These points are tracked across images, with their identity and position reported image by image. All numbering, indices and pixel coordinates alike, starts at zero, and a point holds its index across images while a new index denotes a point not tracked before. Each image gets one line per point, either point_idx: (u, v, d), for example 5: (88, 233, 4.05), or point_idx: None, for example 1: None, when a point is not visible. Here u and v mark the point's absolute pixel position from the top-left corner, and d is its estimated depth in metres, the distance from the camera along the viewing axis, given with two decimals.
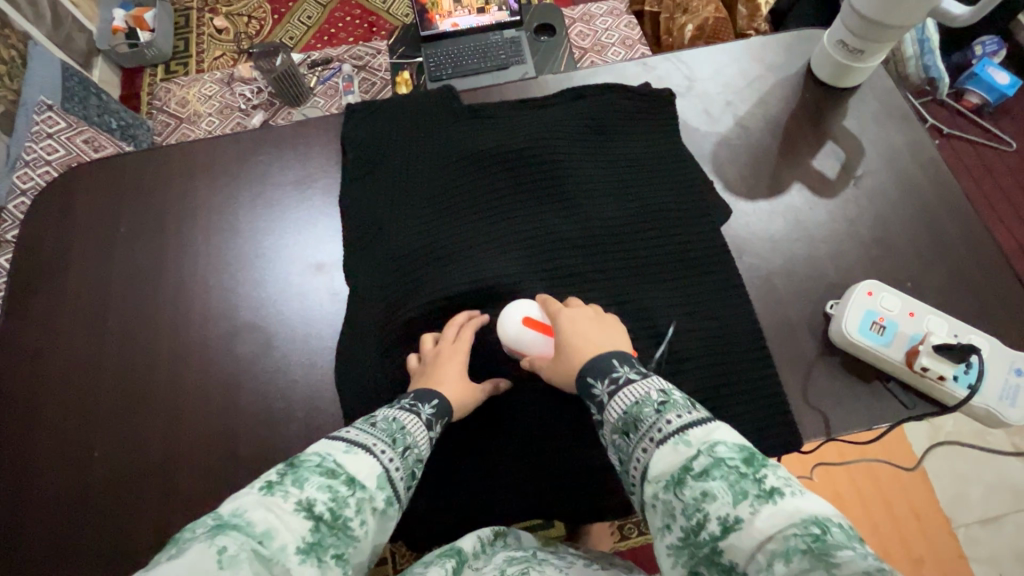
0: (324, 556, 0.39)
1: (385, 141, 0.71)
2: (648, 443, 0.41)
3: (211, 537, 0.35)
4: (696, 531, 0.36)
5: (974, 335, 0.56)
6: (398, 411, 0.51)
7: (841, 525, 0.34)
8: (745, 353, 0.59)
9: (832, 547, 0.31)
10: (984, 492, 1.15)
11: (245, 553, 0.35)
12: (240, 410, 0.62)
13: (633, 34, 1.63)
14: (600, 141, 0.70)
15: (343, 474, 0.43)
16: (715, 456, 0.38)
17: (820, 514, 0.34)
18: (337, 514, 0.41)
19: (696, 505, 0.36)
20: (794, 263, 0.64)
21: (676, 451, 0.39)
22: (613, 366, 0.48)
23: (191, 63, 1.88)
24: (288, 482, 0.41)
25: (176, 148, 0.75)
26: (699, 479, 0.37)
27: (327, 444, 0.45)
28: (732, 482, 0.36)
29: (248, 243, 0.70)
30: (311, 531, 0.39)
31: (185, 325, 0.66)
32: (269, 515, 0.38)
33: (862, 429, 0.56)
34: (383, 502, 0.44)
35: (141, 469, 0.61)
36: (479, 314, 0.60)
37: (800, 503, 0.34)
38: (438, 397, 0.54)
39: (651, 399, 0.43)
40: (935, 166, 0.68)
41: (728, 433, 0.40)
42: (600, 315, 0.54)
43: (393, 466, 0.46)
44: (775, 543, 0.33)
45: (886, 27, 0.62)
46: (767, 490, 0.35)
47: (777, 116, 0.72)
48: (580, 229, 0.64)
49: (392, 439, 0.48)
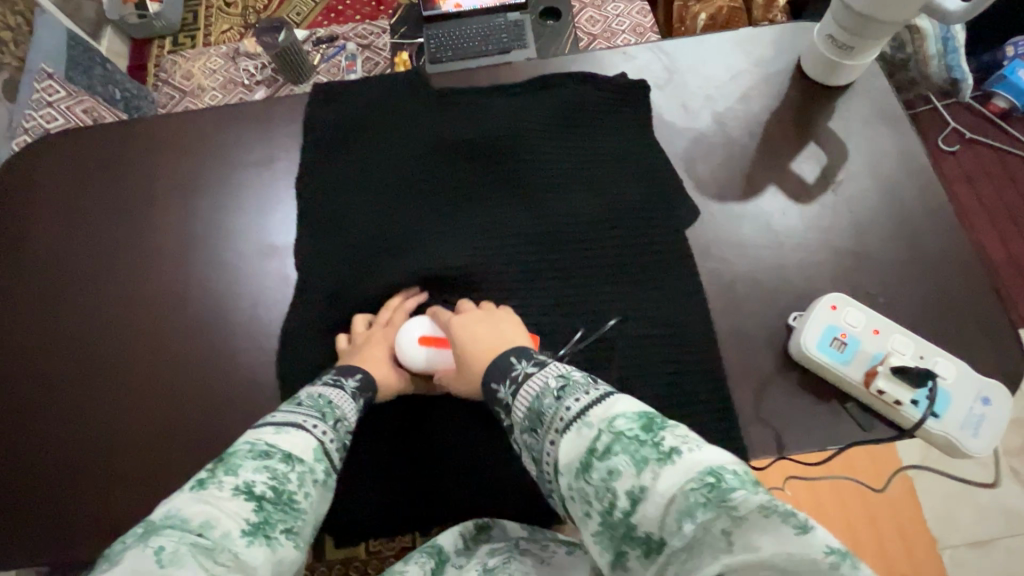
0: (273, 533, 0.38)
1: (347, 124, 0.69)
2: (554, 434, 0.39)
3: (144, 541, 0.34)
4: (610, 511, 0.34)
5: (940, 359, 0.52)
6: (324, 388, 0.52)
7: (737, 469, 0.33)
8: (697, 363, 0.56)
9: (727, 492, 0.30)
10: (972, 514, 1.12)
11: (185, 548, 0.33)
12: (184, 392, 0.61)
13: (644, 21, 1.57)
14: (567, 133, 0.67)
15: (278, 452, 0.43)
16: (614, 430, 0.36)
17: (716, 463, 0.33)
18: (279, 491, 0.40)
19: (606, 485, 0.34)
20: (759, 271, 0.61)
21: (579, 436, 0.37)
22: (511, 365, 0.48)
23: (199, 36, 1.87)
24: (220, 474, 0.40)
25: (141, 122, 0.74)
26: (602, 458, 0.35)
27: (253, 431, 0.44)
28: (633, 453, 0.34)
29: (202, 222, 0.69)
30: (255, 511, 0.38)
31: (135, 302, 0.66)
32: (205, 506, 0.37)
33: (815, 450, 0.53)
34: (323, 472, 0.45)
35: (82, 445, 0.61)
36: (417, 292, 0.60)
37: (697, 456, 0.33)
38: (361, 371, 0.55)
39: (551, 387, 0.43)
40: (924, 175, 0.64)
41: (626, 403, 0.38)
42: (489, 309, 0.55)
43: (327, 438, 0.47)
44: (676, 503, 0.31)
45: (875, 20, 0.58)
46: (665, 452, 0.34)
47: (757, 114, 0.68)
48: (537, 224, 0.61)
49: (321, 413, 0.49)
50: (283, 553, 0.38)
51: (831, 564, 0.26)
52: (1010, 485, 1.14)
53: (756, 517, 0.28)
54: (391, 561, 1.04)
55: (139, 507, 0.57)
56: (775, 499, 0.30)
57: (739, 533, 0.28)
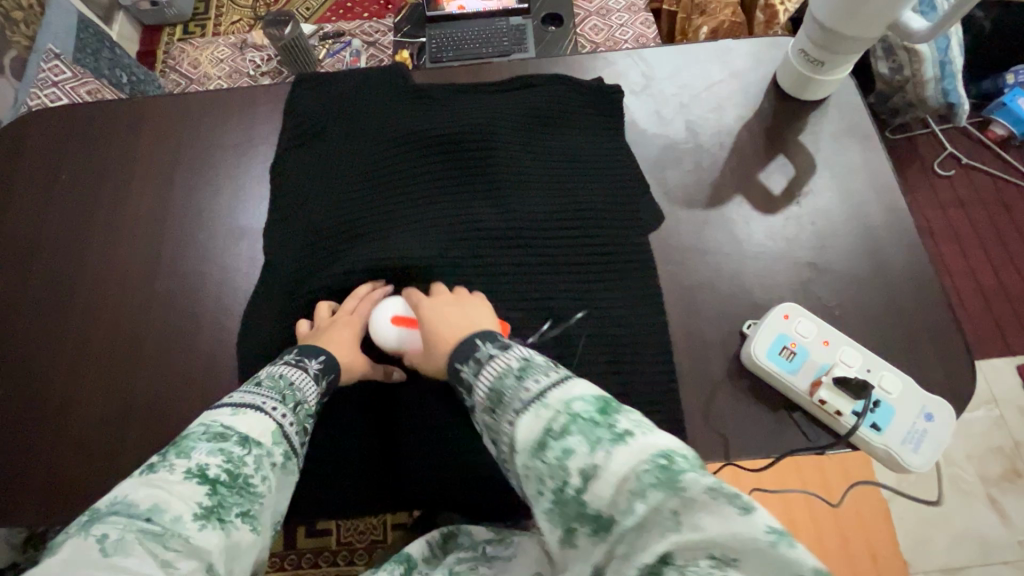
0: (227, 517, 0.40)
1: (327, 114, 0.70)
2: (513, 414, 0.40)
3: (90, 529, 0.36)
4: (563, 490, 0.35)
5: (886, 373, 0.53)
6: (284, 368, 0.52)
7: (686, 451, 0.35)
8: (650, 365, 0.57)
9: (678, 473, 0.33)
10: (946, 540, 1.12)
11: (132, 534, 0.35)
12: (147, 367, 0.62)
13: (648, 32, 1.54)
14: (539, 133, 0.68)
15: (234, 435, 0.44)
16: (571, 412, 0.37)
17: (668, 446, 0.35)
18: (234, 475, 0.42)
19: (559, 464, 0.36)
20: (719, 278, 0.61)
21: (537, 416, 0.38)
22: (475, 347, 0.48)
23: (209, 26, 1.90)
24: (172, 457, 0.41)
25: (127, 103, 0.75)
26: (559, 438, 0.36)
27: (211, 413, 0.45)
28: (588, 435, 0.36)
29: (179, 202, 0.70)
30: (207, 496, 0.40)
31: (107, 276, 0.67)
32: (156, 490, 0.38)
33: (761, 458, 0.54)
34: (281, 456, 0.46)
35: (43, 413, 0.62)
36: (384, 285, 0.60)
37: (650, 440, 0.35)
38: (325, 353, 0.55)
39: (512, 368, 0.44)
40: (890, 192, 0.64)
41: (583, 387, 0.39)
42: (462, 294, 0.55)
43: (286, 421, 0.48)
44: (629, 483, 0.33)
45: (846, 37, 0.58)
46: (619, 433, 0.35)
47: (730, 123, 0.69)
48: (502, 220, 0.62)
49: (281, 395, 0.49)
50: (238, 535, 0.40)
51: (770, 544, 0.30)
52: (984, 512, 1.14)
53: (703, 497, 0.32)
54: (360, 552, 1.04)
55: (95, 478, 0.58)
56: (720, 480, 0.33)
57: (686, 513, 0.31)
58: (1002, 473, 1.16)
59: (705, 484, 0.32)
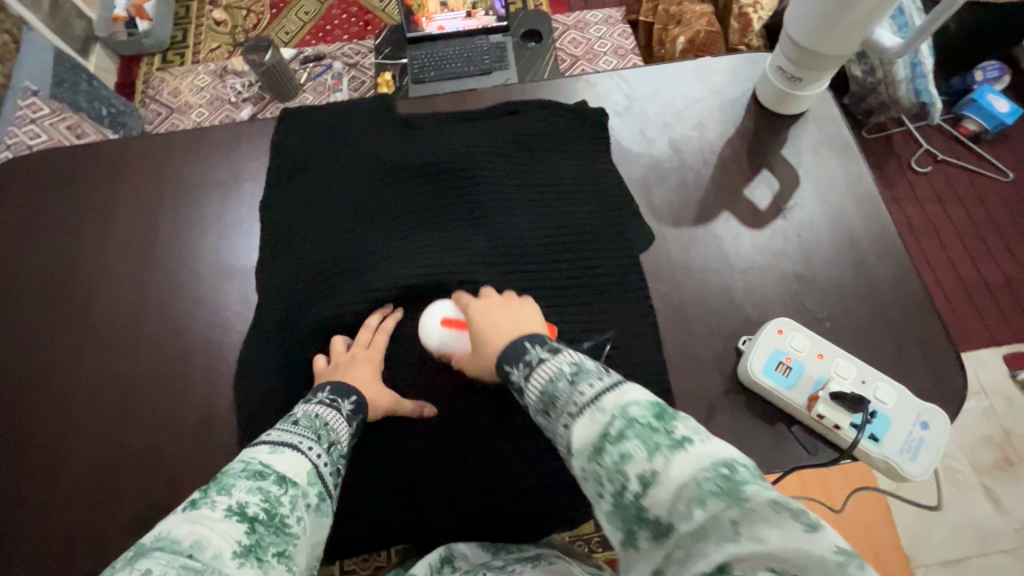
0: (264, 556, 0.38)
1: (314, 148, 0.70)
2: (567, 418, 0.39)
3: (133, 564, 0.35)
4: (621, 493, 0.35)
5: (881, 383, 0.53)
6: (320, 408, 0.51)
7: (746, 461, 0.34)
8: (649, 386, 0.57)
9: (739, 483, 0.31)
10: (946, 532, 1.13)
11: (173, 571, 0.34)
12: (141, 413, 0.61)
13: (625, 44, 1.58)
14: (523, 157, 0.68)
15: (272, 474, 0.43)
16: (628, 417, 0.36)
17: (728, 456, 0.34)
18: (272, 513, 0.40)
19: (617, 469, 0.35)
20: (711, 295, 0.62)
21: (593, 420, 0.37)
22: (525, 351, 0.47)
23: (188, 54, 1.89)
24: (212, 494, 0.40)
25: (109, 144, 0.75)
26: (615, 443, 0.35)
27: (249, 450, 0.45)
28: (646, 439, 0.35)
29: (166, 244, 0.70)
30: (246, 533, 0.38)
31: (95, 323, 0.66)
32: (198, 526, 0.37)
33: (763, 473, 0.54)
34: (316, 497, 0.44)
35: (35, 466, 0.61)
36: (393, 311, 0.60)
37: (708, 448, 0.34)
38: (357, 393, 0.54)
39: (563, 371, 0.42)
40: (871, 201, 0.66)
41: (639, 391, 0.38)
42: (510, 299, 0.55)
43: (322, 461, 0.47)
44: (689, 489, 0.32)
45: (821, 55, 0.60)
46: (677, 440, 0.34)
47: (712, 141, 0.70)
48: (493, 247, 0.62)
49: (317, 435, 0.48)
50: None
51: (838, 563, 0.28)
52: (981, 502, 1.15)
53: (766, 510, 0.30)
54: None
55: (94, 530, 0.58)
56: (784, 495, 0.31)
57: (746, 524, 0.30)
58: (995, 462, 1.18)
59: (768, 497, 0.31)
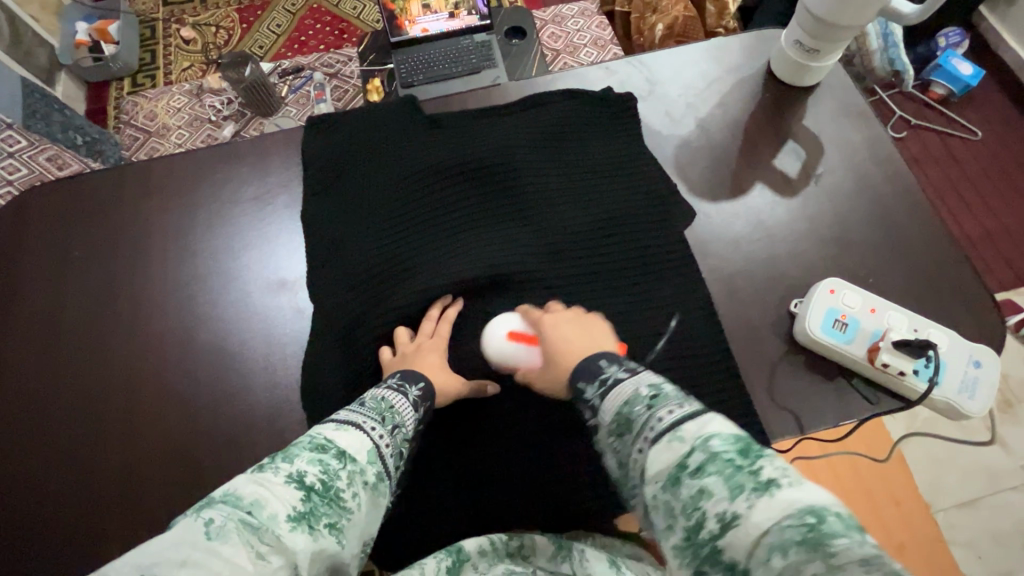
0: (317, 524, 0.38)
1: (347, 154, 0.70)
2: (643, 443, 0.40)
3: (198, 511, 0.34)
4: (696, 530, 0.35)
5: (932, 330, 0.57)
6: (386, 391, 0.51)
7: (844, 514, 0.31)
8: (712, 355, 0.59)
9: (827, 535, 0.30)
10: (960, 477, 1.19)
11: (233, 523, 0.34)
12: (205, 434, 0.60)
13: (605, 35, 1.61)
14: (558, 148, 0.69)
15: (333, 448, 0.43)
16: (709, 451, 0.36)
17: (819, 505, 0.32)
18: (328, 485, 0.40)
19: (693, 503, 0.35)
20: (756, 264, 0.64)
21: (670, 449, 0.38)
22: (601, 367, 0.48)
23: (159, 76, 1.84)
24: (278, 459, 0.40)
25: (131, 168, 0.73)
26: (694, 476, 0.36)
27: (316, 425, 0.45)
28: (727, 477, 0.35)
29: (207, 265, 0.68)
30: (302, 500, 0.38)
31: (141, 350, 0.65)
32: (259, 487, 0.37)
33: (832, 426, 0.56)
34: (374, 476, 0.44)
35: (97, 501, 0.59)
36: (453, 301, 0.60)
37: (798, 494, 0.32)
38: (424, 379, 0.53)
39: (642, 395, 0.43)
40: (892, 161, 0.69)
41: (723, 426, 0.37)
42: (580, 315, 0.56)
43: (383, 442, 0.46)
44: (770, 535, 0.31)
45: (836, 27, 0.63)
46: (762, 482, 0.33)
47: (736, 116, 0.72)
48: (542, 237, 0.63)
49: (381, 417, 0.48)
50: (325, 544, 0.38)
51: None
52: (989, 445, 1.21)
53: (853, 568, 0.28)
54: None
55: None
56: (882, 555, 0.28)
57: None
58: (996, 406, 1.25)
59: (861, 554, 0.28)
